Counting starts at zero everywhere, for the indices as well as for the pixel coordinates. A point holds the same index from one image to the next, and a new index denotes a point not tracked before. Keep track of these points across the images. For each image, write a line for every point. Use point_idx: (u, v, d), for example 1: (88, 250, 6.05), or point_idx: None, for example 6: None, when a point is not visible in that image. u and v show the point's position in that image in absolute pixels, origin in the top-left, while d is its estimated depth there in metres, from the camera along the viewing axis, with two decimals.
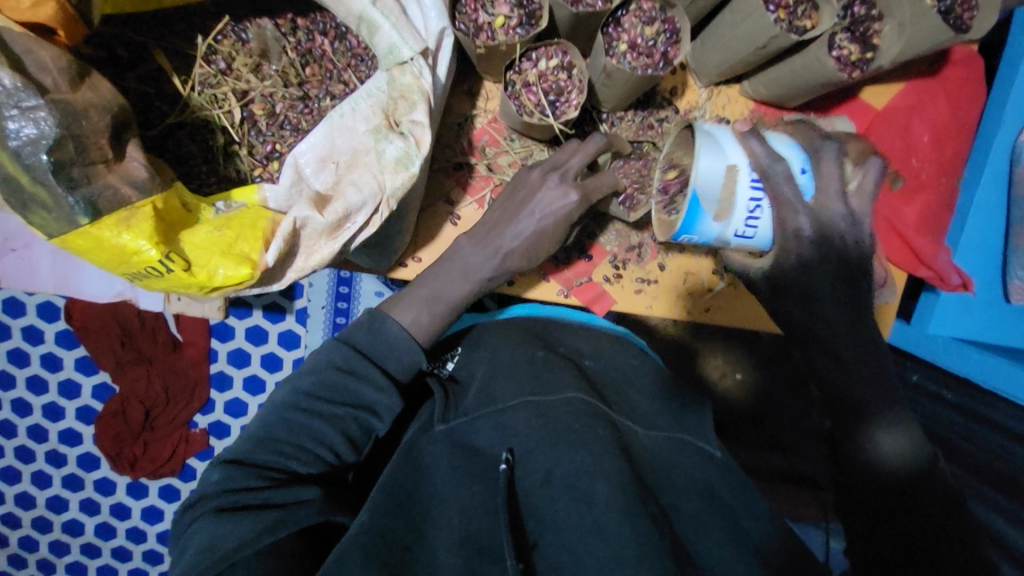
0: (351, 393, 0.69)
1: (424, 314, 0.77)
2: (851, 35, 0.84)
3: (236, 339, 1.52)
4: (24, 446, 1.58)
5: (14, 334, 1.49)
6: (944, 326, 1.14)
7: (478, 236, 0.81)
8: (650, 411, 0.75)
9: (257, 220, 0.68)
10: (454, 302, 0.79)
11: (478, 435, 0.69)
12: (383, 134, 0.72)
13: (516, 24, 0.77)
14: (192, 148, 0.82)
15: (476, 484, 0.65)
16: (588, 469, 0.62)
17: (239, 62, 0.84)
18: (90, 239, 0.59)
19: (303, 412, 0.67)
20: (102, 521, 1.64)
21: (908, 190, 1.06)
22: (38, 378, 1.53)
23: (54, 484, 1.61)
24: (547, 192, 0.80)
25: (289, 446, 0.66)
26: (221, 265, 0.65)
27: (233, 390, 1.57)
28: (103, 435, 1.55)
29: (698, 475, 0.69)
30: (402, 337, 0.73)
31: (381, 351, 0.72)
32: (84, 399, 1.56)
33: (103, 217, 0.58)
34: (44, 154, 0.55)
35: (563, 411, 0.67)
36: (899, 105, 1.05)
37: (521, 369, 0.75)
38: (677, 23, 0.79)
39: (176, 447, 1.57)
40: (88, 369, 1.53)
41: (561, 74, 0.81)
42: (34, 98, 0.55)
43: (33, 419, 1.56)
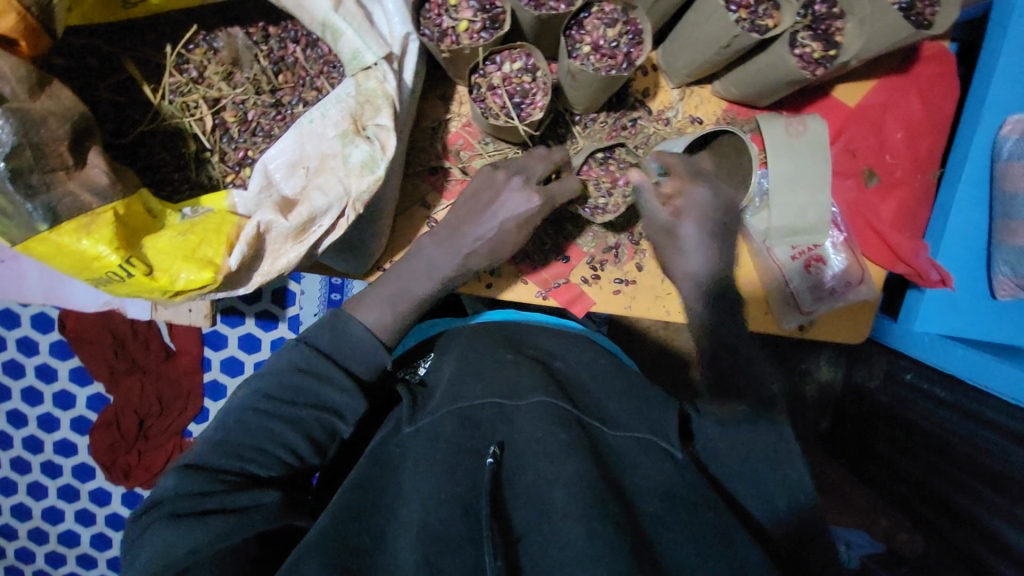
0: (315, 394, 0.69)
1: (385, 313, 0.77)
2: (813, 32, 0.85)
3: (229, 347, 1.52)
4: (19, 457, 1.59)
5: (7, 345, 1.50)
6: (930, 325, 1.12)
7: (442, 236, 0.82)
8: (621, 413, 0.76)
9: (222, 225, 0.68)
10: (417, 298, 0.79)
11: (443, 428, 0.71)
12: (350, 138, 0.73)
13: (479, 28, 0.78)
14: (165, 157, 0.83)
15: (444, 471, 0.65)
16: (547, 477, 0.65)
17: (210, 70, 0.85)
18: (52, 246, 0.60)
19: (265, 415, 0.68)
20: (97, 532, 1.65)
21: (883, 187, 1.07)
22: (31, 390, 1.54)
23: (50, 496, 1.62)
24: (510, 195, 0.81)
25: (251, 450, 0.67)
26: (183, 270, 0.65)
27: (226, 399, 1.57)
28: (97, 446, 1.55)
29: (665, 472, 0.70)
30: (364, 340, 0.74)
31: (345, 353, 0.72)
32: (77, 410, 1.56)
33: (63, 223, 0.59)
34: (1, 161, 0.56)
35: (531, 416, 0.71)
36: (870, 103, 1.06)
37: (490, 372, 0.78)
38: (639, 25, 0.80)
39: (170, 456, 1.57)
40: (82, 379, 1.54)
41: (525, 76, 0.81)
42: None
43: (28, 430, 1.57)
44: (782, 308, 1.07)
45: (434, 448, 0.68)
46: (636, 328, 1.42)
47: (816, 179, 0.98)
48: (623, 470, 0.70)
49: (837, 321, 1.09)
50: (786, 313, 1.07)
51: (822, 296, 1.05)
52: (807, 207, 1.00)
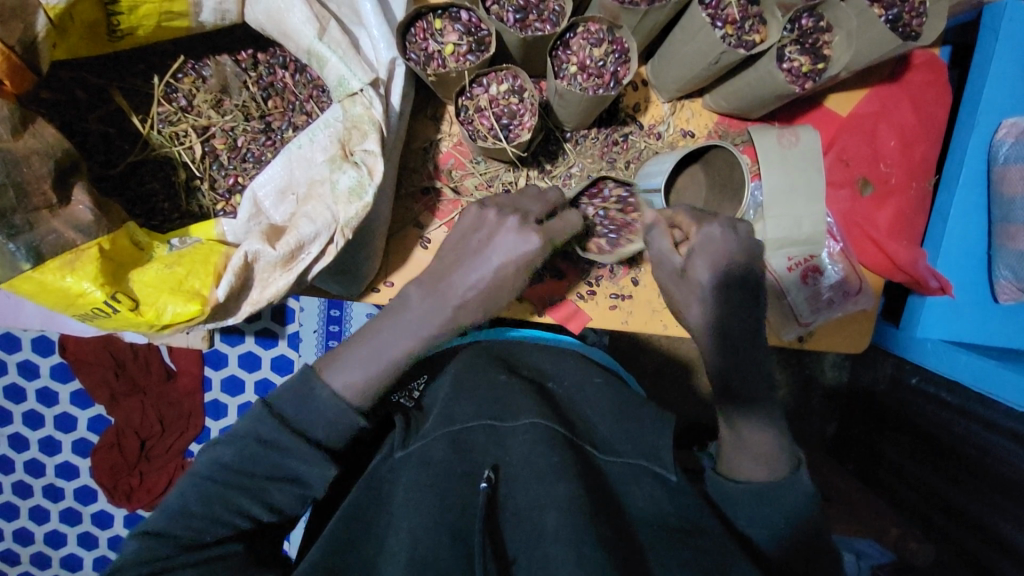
0: (276, 465, 0.67)
1: (358, 376, 0.73)
2: (801, 46, 0.84)
3: (229, 367, 1.52)
4: (21, 481, 1.59)
5: (8, 370, 1.50)
6: (931, 331, 1.11)
7: (427, 284, 0.79)
8: (615, 433, 0.76)
9: (209, 255, 0.68)
10: (392, 359, 0.75)
11: (435, 452, 0.70)
12: (338, 165, 0.72)
13: (465, 51, 0.78)
14: (156, 185, 0.83)
15: (433, 497, 0.64)
16: (541, 500, 0.64)
17: (198, 98, 0.85)
18: (35, 284, 0.60)
19: (222, 484, 0.66)
20: (100, 555, 1.63)
21: (878, 195, 1.06)
22: (33, 414, 1.54)
23: (51, 519, 1.61)
24: (504, 237, 0.79)
25: (209, 516, 0.66)
26: (170, 303, 0.64)
27: (227, 418, 1.56)
28: (99, 468, 1.55)
29: (656, 498, 0.69)
30: (335, 406, 0.70)
31: (312, 421, 0.69)
32: (78, 433, 1.56)
33: (46, 261, 0.59)
34: None
35: (523, 436, 0.70)
36: (864, 111, 1.05)
37: (485, 392, 0.78)
38: (625, 44, 0.79)
39: (171, 478, 1.56)
40: (83, 403, 1.54)
41: (513, 97, 0.81)
42: None
43: (29, 454, 1.57)
44: (779, 319, 1.05)
45: (425, 471, 0.68)
46: (637, 340, 1.41)
47: (811, 192, 0.98)
48: (615, 491, 0.70)
49: (835, 336, 1.08)
50: (785, 325, 1.06)
51: (818, 306, 1.04)
52: (802, 218, 0.99)
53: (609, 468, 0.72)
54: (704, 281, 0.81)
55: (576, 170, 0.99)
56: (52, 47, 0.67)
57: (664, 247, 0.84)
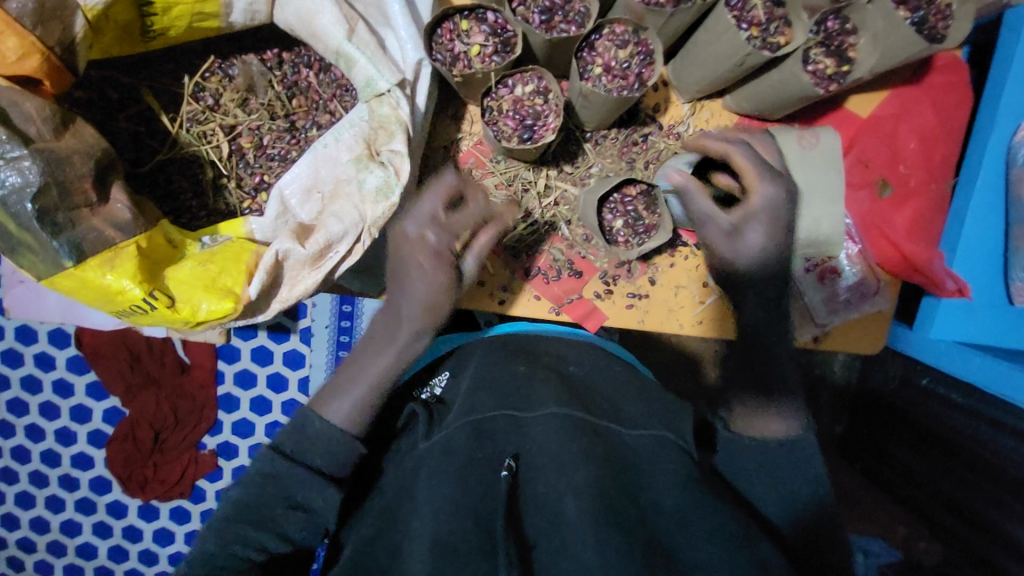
0: (287, 493, 0.67)
1: (342, 404, 0.73)
2: (826, 49, 0.84)
3: (242, 360, 1.54)
4: (37, 471, 1.61)
5: (26, 361, 1.52)
6: (945, 332, 1.11)
7: (388, 310, 0.75)
8: (636, 412, 0.79)
9: (240, 253, 0.69)
10: (374, 380, 0.74)
11: (457, 440, 0.72)
12: (365, 165, 0.73)
13: (491, 52, 0.78)
14: (182, 183, 0.85)
15: (456, 484, 0.67)
16: (558, 488, 0.65)
17: (225, 97, 0.86)
18: (76, 280, 0.61)
19: (237, 523, 0.66)
20: (115, 544, 1.66)
21: (896, 197, 1.06)
22: (50, 405, 1.56)
23: (68, 508, 1.64)
24: (412, 251, 0.71)
25: (223, 561, 0.64)
26: (204, 300, 0.65)
27: (240, 411, 1.58)
28: (115, 458, 1.58)
29: (679, 473, 0.71)
30: (329, 435, 0.70)
31: (306, 450, 0.69)
32: (95, 424, 1.58)
33: (87, 258, 0.60)
34: (29, 202, 0.57)
35: (543, 427, 0.72)
36: (884, 113, 1.05)
37: (505, 383, 0.79)
38: (650, 45, 0.79)
39: (186, 469, 1.59)
40: (99, 394, 1.56)
41: (537, 98, 0.81)
42: (18, 148, 0.57)
43: (46, 445, 1.59)
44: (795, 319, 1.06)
45: (448, 460, 0.69)
46: (648, 337, 1.42)
47: (830, 193, 0.99)
48: (640, 467, 0.71)
49: (853, 336, 1.08)
50: (802, 326, 1.07)
51: (836, 306, 1.06)
52: (822, 220, 1.00)
53: (631, 442, 0.74)
54: (753, 244, 0.79)
55: (595, 170, 1.00)
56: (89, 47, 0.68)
57: (709, 209, 0.80)
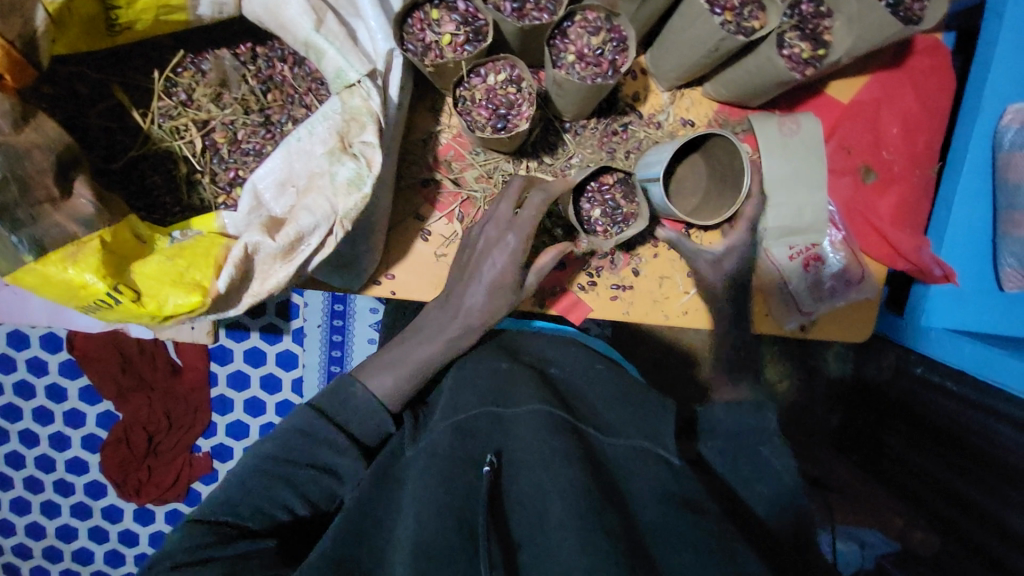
0: (314, 456, 0.75)
1: (386, 377, 0.83)
2: (801, 32, 0.83)
3: (234, 362, 1.53)
4: (32, 476, 1.61)
5: (18, 366, 1.52)
6: (938, 320, 1.09)
7: (441, 300, 0.88)
8: (618, 417, 0.78)
9: (210, 248, 0.68)
10: (418, 362, 0.85)
11: (439, 441, 0.71)
12: (338, 157, 0.73)
13: (462, 41, 0.78)
14: (157, 179, 0.84)
15: (440, 485, 0.64)
16: (544, 488, 0.64)
17: (198, 92, 0.86)
18: (38, 276, 0.60)
19: (268, 474, 0.72)
20: (111, 548, 1.66)
21: (880, 183, 1.06)
22: (44, 409, 1.55)
23: (63, 513, 1.63)
24: (495, 247, 0.84)
25: (246, 509, 0.71)
26: (172, 295, 0.64)
27: (234, 413, 1.57)
28: (109, 461, 1.57)
29: (661, 479, 0.71)
30: (370, 406, 0.80)
31: (348, 420, 0.78)
32: (89, 428, 1.57)
33: (48, 254, 0.59)
34: None
35: (527, 424, 0.71)
36: (867, 99, 1.04)
37: (489, 383, 0.79)
38: (623, 32, 0.78)
39: (179, 472, 1.58)
40: (92, 398, 1.55)
41: (510, 87, 0.81)
42: None
43: (40, 450, 1.59)
44: (781, 309, 1.05)
45: (431, 460, 0.68)
46: (639, 331, 1.41)
47: (811, 180, 1.00)
48: (618, 475, 0.71)
49: (840, 325, 1.06)
50: (787, 314, 1.05)
51: (822, 295, 1.04)
52: (803, 206, 1.01)
53: (611, 450, 0.74)
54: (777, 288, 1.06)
55: (576, 160, 1.00)
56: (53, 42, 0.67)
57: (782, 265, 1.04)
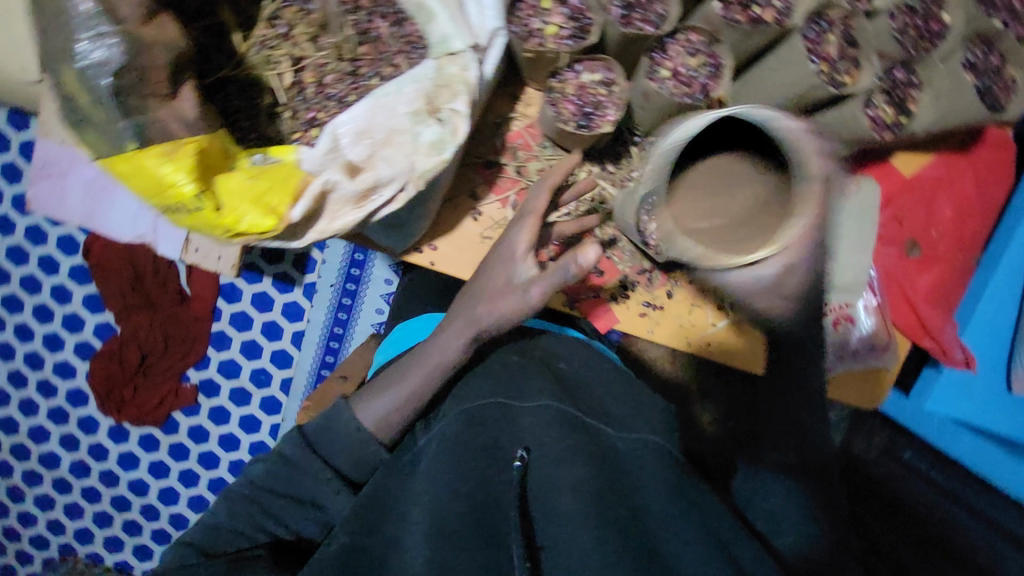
0: (298, 487, 0.82)
1: (379, 407, 0.85)
2: (888, 97, 0.83)
3: (242, 303, 1.55)
4: (17, 371, 1.64)
5: (29, 261, 1.55)
6: (940, 406, 1.14)
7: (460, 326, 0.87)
8: (623, 413, 0.85)
9: (289, 178, 0.70)
10: (416, 391, 0.86)
11: (451, 428, 0.76)
12: (422, 116, 0.73)
13: (565, 36, 0.79)
14: (239, 103, 0.87)
15: (451, 478, 0.70)
16: (556, 485, 0.69)
17: (298, 29, 0.88)
18: (132, 164, 0.61)
19: (259, 502, 0.81)
20: (78, 459, 1.70)
21: (923, 260, 1.08)
22: (46, 308, 1.58)
23: (39, 415, 1.67)
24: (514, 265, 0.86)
25: (244, 528, 0.80)
26: (248, 213, 0.66)
27: (229, 351, 1.60)
28: (97, 372, 1.59)
29: (666, 483, 0.75)
30: (358, 432, 0.83)
31: (331, 448, 0.83)
32: (84, 335, 1.60)
33: (149, 145, 0.61)
34: (106, 78, 0.58)
35: (535, 418, 0.76)
36: (929, 176, 1.05)
37: (500, 376, 0.84)
38: (720, 59, 0.81)
39: (165, 398, 1.60)
40: (94, 307, 1.58)
41: (601, 89, 0.82)
42: (109, 26, 0.58)
43: (32, 346, 1.61)
44: None
45: (445, 451, 0.73)
46: (646, 356, 1.43)
47: (861, 242, 1.02)
48: (628, 468, 0.76)
49: (849, 390, 1.08)
50: None
51: (844, 354, 1.06)
52: (846, 266, 1.03)
53: (620, 445, 0.78)
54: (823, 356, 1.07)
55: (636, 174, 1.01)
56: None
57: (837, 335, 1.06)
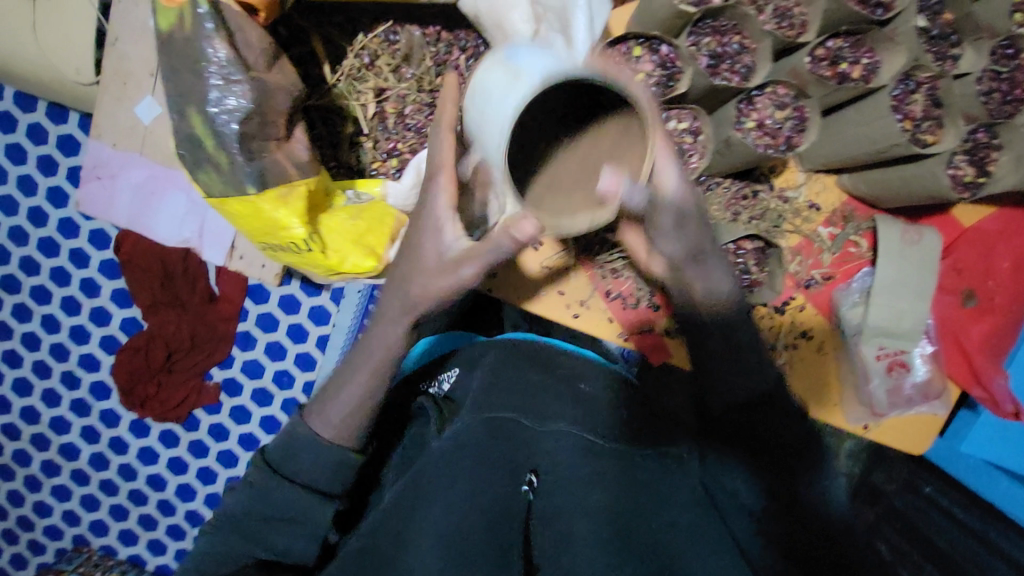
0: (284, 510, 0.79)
1: (330, 422, 0.80)
2: (969, 157, 0.87)
3: (268, 304, 1.45)
4: (43, 361, 1.51)
5: (60, 253, 1.44)
6: (979, 449, 1.13)
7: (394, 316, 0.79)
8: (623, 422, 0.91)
9: (384, 219, 0.80)
10: (363, 402, 0.81)
11: (473, 435, 0.83)
12: None
13: (653, 82, 0.81)
14: (321, 131, 0.88)
15: (469, 487, 0.79)
16: (572, 511, 0.80)
17: (382, 59, 0.88)
18: (254, 208, 0.68)
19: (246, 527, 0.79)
20: (98, 451, 1.56)
21: (978, 310, 1.08)
22: (73, 300, 1.47)
23: (62, 406, 1.54)
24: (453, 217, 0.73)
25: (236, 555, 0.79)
26: (352, 255, 0.78)
27: (254, 351, 1.50)
28: (120, 368, 1.48)
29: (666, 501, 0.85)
30: (319, 449, 0.80)
31: (292, 467, 0.80)
32: (111, 329, 1.49)
33: (271, 193, 0.67)
34: (235, 123, 0.65)
35: (556, 442, 0.85)
36: (989, 227, 1.05)
37: (520, 391, 0.89)
38: (806, 113, 0.83)
39: (187, 396, 1.50)
40: (123, 301, 1.47)
41: (688, 137, 0.84)
42: (240, 74, 0.64)
43: (58, 338, 1.50)
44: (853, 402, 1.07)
45: (463, 455, 0.81)
46: None
47: (918, 290, 1.03)
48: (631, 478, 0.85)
49: (900, 434, 1.08)
50: (855, 408, 1.07)
51: (897, 400, 1.07)
52: (905, 313, 1.04)
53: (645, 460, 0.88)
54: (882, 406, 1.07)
55: None
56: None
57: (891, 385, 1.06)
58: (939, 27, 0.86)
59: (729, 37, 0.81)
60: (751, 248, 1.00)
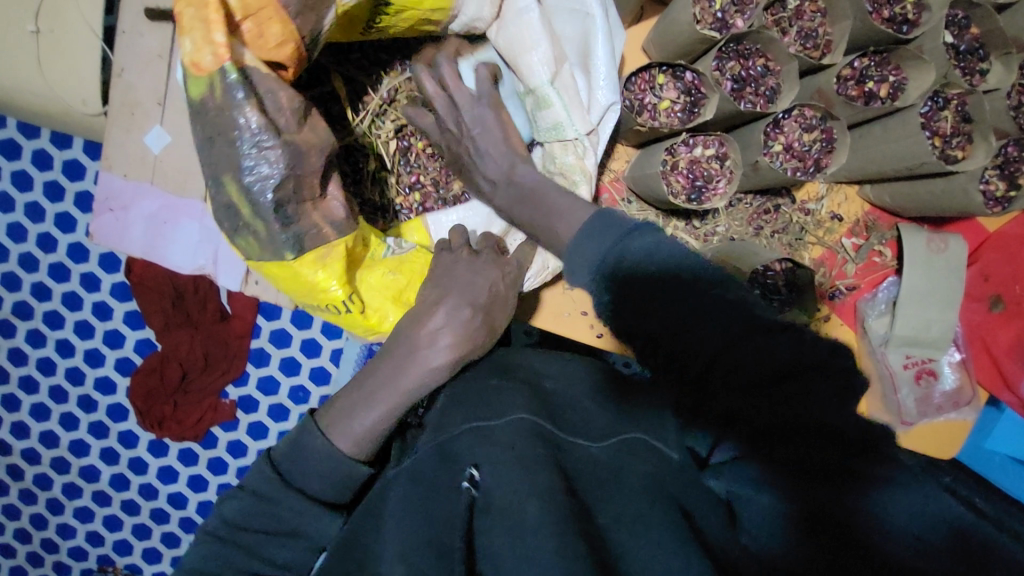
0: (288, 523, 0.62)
1: (361, 421, 0.66)
2: (1001, 172, 0.91)
3: (281, 320, 1.40)
4: (57, 386, 1.42)
5: (70, 278, 1.37)
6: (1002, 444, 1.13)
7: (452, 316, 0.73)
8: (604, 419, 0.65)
9: (421, 265, 0.83)
10: (405, 394, 0.68)
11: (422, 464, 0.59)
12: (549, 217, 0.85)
13: (678, 109, 0.83)
14: (345, 168, 0.88)
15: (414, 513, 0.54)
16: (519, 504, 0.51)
17: (401, 94, 0.90)
18: (294, 272, 0.71)
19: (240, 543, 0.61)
20: (98, 489, 1.47)
21: (1006, 315, 1.07)
22: (85, 325, 1.39)
23: (78, 430, 1.44)
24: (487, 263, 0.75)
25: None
26: (390, 311, 0.79)
27: (269, 367, 1.43)
28: (136, 392, 1.40)
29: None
30: (329, 462, 0.63)
31: (304, 473, 0.63)
32: (125, 352, 1.41)
33: (308, 254, 0.70)
34: (269, 192, 0.65)
35: (509, 434, 0.59)
36: (1015, 233, 1.04)
37: (472, 395, 0.66)
38: (835, 135, 0.84)
39: (203, 415, 1.42)
40: (136, 323, 1.39)
41: (714, 163, 0.85)
42: (272, 139, 0.64)
43: (72, 363, 1.41)
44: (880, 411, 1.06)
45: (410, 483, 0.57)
46: None
47: (945, 300, 1.01)
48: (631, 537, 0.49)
49: (926, 440, 1.06)
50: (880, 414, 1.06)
51: (926, 409, 1.06)
52: (931, 322, 1.02)
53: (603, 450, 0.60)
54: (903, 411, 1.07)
55: (722, 229, 0.99)
56: (329, 34, 0.70)
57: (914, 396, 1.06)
58: (966, 43, 0.89)
59: (753, 60, 0.83)
60: (780, 268, 0.96)
